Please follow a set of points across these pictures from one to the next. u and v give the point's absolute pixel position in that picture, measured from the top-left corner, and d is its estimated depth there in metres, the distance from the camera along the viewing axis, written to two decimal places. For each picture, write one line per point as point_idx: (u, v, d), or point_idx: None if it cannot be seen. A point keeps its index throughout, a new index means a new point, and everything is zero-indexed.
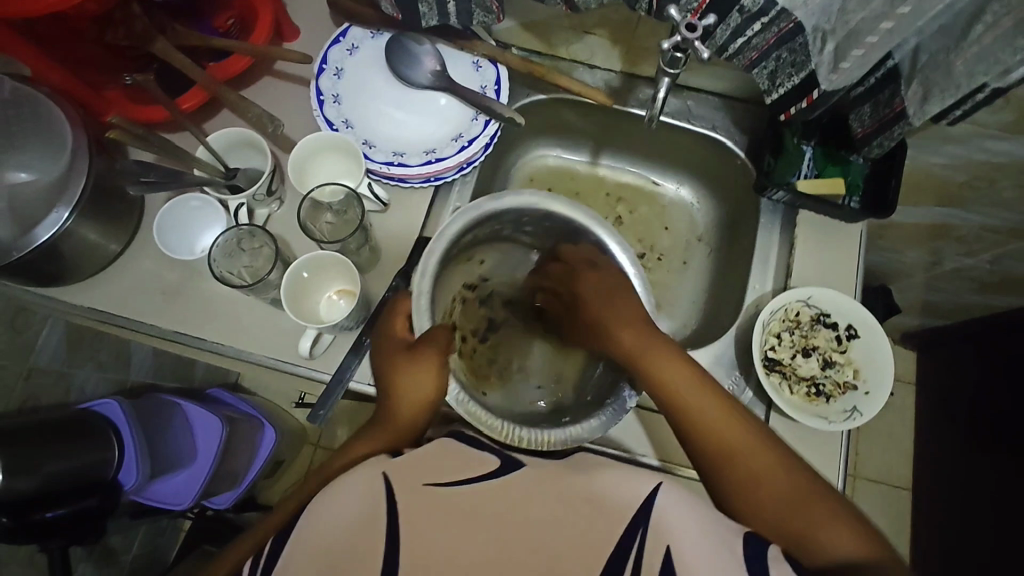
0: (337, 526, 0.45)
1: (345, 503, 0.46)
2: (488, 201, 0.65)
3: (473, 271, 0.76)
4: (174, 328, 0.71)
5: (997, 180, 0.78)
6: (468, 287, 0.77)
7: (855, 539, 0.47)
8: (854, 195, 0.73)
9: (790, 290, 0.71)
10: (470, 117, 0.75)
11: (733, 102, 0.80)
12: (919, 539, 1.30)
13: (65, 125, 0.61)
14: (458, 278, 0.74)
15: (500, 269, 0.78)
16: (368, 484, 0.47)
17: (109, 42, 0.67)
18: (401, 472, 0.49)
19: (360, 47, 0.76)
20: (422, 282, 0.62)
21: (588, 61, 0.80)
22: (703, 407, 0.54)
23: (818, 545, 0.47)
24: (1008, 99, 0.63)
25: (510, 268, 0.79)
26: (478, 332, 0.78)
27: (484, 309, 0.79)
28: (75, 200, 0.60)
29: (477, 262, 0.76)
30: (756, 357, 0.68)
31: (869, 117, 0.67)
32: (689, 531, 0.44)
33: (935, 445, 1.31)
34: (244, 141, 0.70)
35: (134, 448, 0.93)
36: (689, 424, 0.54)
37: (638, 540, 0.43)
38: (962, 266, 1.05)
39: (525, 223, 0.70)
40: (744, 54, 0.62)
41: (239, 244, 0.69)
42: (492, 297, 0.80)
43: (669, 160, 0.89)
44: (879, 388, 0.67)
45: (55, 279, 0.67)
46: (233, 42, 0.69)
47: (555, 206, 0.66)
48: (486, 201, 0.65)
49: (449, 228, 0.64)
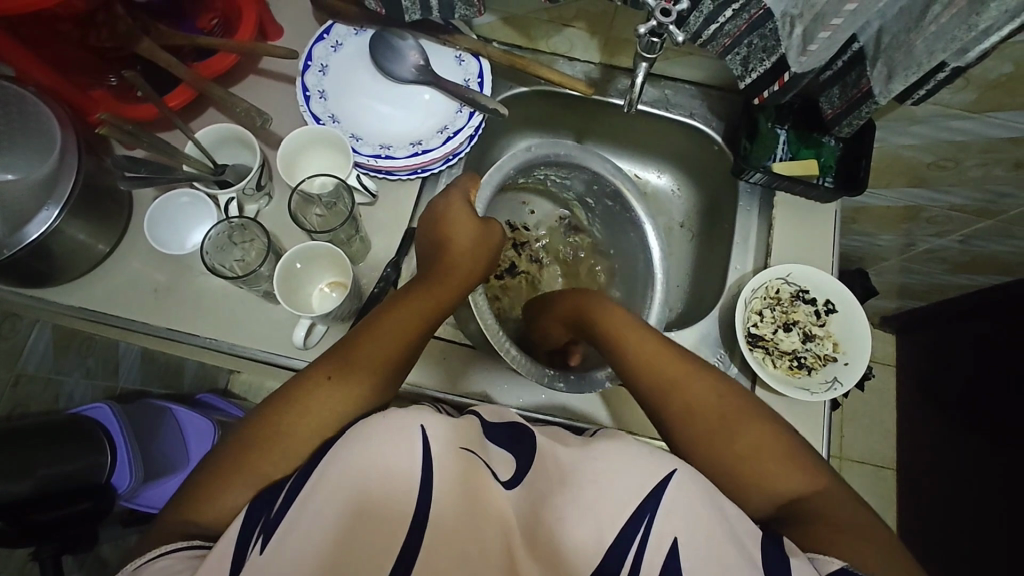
0: (346, 513, 0.42)
1: (370, 461, 0.43)
2: (579, 151, 0.75)
3: (521, 214, 0.89)
4: (167, 324, 0.71)
5: (962, 160, 0.82)
6: (513, 227, 0.89)
7: (804, 476, 0.53)
8: (827, 175, 0.77)
9: (769, 268, 0.74)
10: (455, 109, 0.77)
11: (709, 90, 0.83)
12: (906, 517, 1.32)
13: (55, 124, 0.61)
14: (508, 209, 0.87)
15: (541, 220, 0.90)
16: (400, 439, 0.44)
17: (93, 45, 0.66)
18: (438, 431, 0.45)
19: (344, 43, 0.77)
20: (491, 177, 0.71)
21: (567, 53, 0.82)
22: (662, 366, 0.59)
23: (769, 486, 0.52)
24: (967, 78, 0.66)
25: (551, 224, 0.91)
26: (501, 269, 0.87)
27: (513, 256, 0.88)
28: (66, 196, 0.61)
29: (527, 209, 0.89)
30: (739, 333, 0.70)
31: (839, 98, 0.70)
32: (698, 515, 0.43)
33: (917, 425, 1.34)
34: (232, 137, 0.71)
35: (127, 450, 0.94)
36: (639, 372, 0.60)
37: (646, 527, 0.43)
38: (934, 247, 1.09)
39: (591, 192, 0.82)
40: (718, 41, 0.65)
41: (230, 237, 0.70)
42: (523, 248, 0.89)
43: (649, 149, 0.92)
44: (857, 358, 0.70)
45: (46, 278, 0.67)
46: (219, 40, 0.70)
47: (617, 176, 0.76)
48: (577, 151, 0.75)
49: (535, 149, 0.73)
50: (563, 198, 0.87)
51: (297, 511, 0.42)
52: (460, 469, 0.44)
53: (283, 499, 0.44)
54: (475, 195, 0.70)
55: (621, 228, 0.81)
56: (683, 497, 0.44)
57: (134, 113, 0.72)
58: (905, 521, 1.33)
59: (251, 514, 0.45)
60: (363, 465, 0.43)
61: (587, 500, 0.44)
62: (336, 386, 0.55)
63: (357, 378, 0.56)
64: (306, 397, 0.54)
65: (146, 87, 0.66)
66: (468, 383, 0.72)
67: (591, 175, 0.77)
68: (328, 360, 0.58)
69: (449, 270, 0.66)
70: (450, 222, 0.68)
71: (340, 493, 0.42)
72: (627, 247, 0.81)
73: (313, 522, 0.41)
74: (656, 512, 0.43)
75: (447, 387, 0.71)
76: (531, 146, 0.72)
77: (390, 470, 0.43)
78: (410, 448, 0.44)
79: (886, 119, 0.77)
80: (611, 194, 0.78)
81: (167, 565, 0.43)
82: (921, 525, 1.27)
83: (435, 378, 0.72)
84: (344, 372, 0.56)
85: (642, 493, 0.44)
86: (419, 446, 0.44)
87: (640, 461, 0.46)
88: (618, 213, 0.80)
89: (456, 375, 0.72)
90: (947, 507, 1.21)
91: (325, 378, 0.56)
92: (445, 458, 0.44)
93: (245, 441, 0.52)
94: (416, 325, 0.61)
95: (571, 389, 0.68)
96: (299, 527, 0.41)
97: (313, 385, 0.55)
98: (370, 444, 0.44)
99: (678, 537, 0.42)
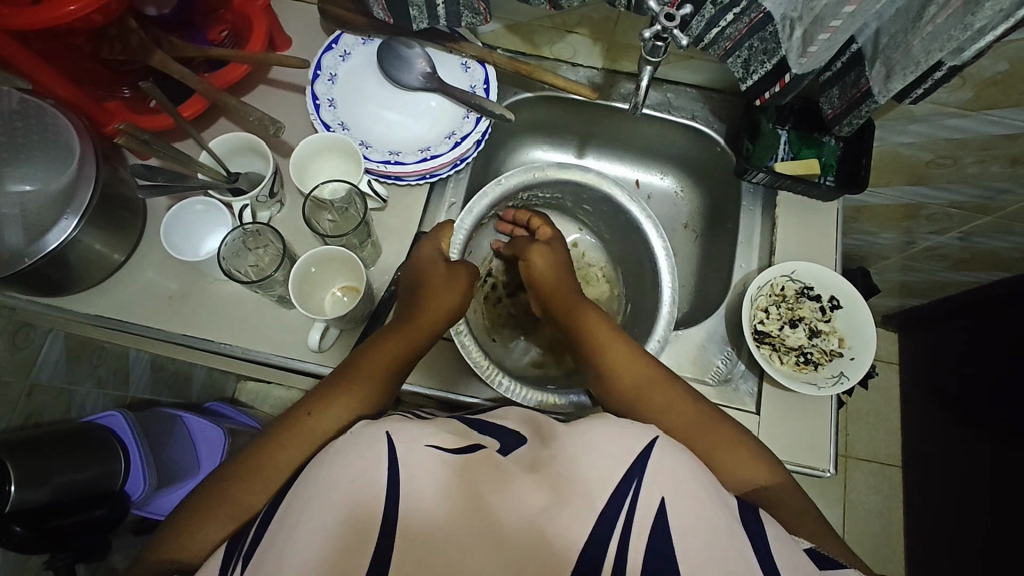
0: (348, 500, 0.43)
1: (340, 464, 0.45)
2: (556, 169, 0.77)
3: None
4: (182, 330, 0.72)
5: (961, 157, 0.83)
6: None
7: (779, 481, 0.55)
8: (828, 174, 0.78)
9: (775, 266, 0.75)
10: (461, 115, 0.79)
11: (710, 92, 0.84)
12: (912, 514, 1.33)
13: (73, 136, 0.63)
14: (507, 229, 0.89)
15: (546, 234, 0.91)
16: (367, 445, 0.46)
17: (105, 57, 0.68)
18: (404, 434, 0.47)
19: (352, 53, 0.79)
20: (462, 221, 0.74)
21: (570, 59, 0.84)
22: (640, 379, 0.60)
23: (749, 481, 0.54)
24: (963, 77, 0.67)
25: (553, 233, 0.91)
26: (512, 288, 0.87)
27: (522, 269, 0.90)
28: (84, 206, 0.62)
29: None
30: (746, 329, 0.71)
31: (838, 98, 0.71)
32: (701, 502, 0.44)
33: (922, 422, 1.35)
34: (245, 146, 0.73)
35: (141, 457, 0.96)
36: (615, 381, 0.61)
37: (633, 495, 0.43)
38: (934, 245, 1.10)
39: (579, 195, 0.83)
40: (720, 44, 0.67)
41: (244, 244, 0.71)
42: None
43: (651, 152, 0.93)
44: (863, 353, 0.71)
45: (63, 287, 0.68)
46: (231, 51, 0.71)
47: (596, 180, 0.78)
48: (554, 169, 0.77)
49: (507, 180, 0.76)
50: (563, 206, 0.88)
51: (299, 510, 0.44)
52: (433, 463, 0.45)
53: (258, 528, 0.46)
54: (447, 243, 0.71)
55: (628, 233, 0.82)
56: (662, 474, 0.45)
57: (149, 123, 0.73)
58: (912, 519, 1.33)
59: (232, 545, 0.47)
60: (329, 468, 0.45)
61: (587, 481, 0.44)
62: (321, 419, 0.55)
63: (332, 408, 0.56)
64: (290, 428, 0.55)
65: (161, 96, 0.68)
66: (474, 387, 0.73)
67: (575, 185, 0.80)
68: (311, 395, 0.58)
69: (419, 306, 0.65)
70: (421, 263, 0.69)
71: (339, 489, 0.43)
72: (631, 249, 0.83)
73: (292, 525, 0.43)
74: (643, 478, 0.44)
75: (454, 389, 0.73)
76: (501, 179, 0.75)
77: (358, 475, 0.44)
78: (376, 450, 0.45)
79: (885, 117, 0.79)
80: (600, 199, 0.81)
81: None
82: (930, 522, 1.27)
83: (445, 381, 0.73)
84: (326, 408, 0.56)
85: (620, 476, 0.44)
86: (384, 449, 0.45)
87: (599, 435, 0.47)
88: (608, 209, 0.82)
89: (461, 377, 0.73)
90: (954, 504, 1.21)
91: (304, 415, 0.56)
92: (410, 454, 0.45)
93: (243, 464, 0.53)
94: (394, 361, 0.62)
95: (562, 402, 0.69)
96: (278, 534, 0.43)
97: (295, 423, 0.55)
98: (346, 454, 0.46)
99: (665, 497, 0.43)
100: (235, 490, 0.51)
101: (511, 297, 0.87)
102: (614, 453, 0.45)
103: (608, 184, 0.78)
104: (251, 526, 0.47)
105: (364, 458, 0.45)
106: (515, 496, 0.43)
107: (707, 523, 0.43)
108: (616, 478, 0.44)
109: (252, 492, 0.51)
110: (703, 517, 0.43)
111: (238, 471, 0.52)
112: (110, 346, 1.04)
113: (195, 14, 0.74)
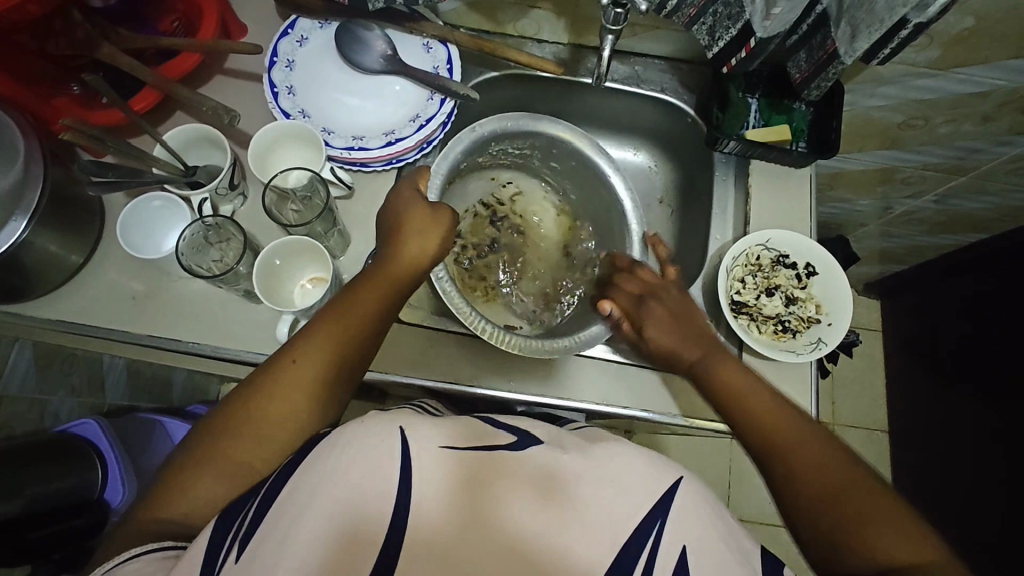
0: (347, 503, 0.41)
1: (345, 458, 0.42)
2: (533, 122, 0.75)
3: (494, 192, 0.88)
4: (148, 331, 0.70)
5: (932, 118, 0.83)
6: (485, 205, 0.87)
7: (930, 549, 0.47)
8: (800, 139, 0.77)
9: (749, 235, 0.74)
10: (425, 97, 0.77)
11: (678, 63, 0.83)
12: (901, 477, 1.34)
13: (17, 134, 0.60)
14: (478, 189, 0.86)
15: (516, 195, 0.89)
16: (379, 436, 0.43)
17: (52, 53, 0.65)
18: (418, 431, 0.44)
19: (310, 38, 0.77)
20: (439, 165, 0.71)
21: (535, 35, 0.82)
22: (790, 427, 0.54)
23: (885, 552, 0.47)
24: (930, 36, 0.66)
25: (528, 196, 0.89)
26: (482, 248, 0.86)
27: (492, 231, 0.87)
28: (33, 206, 0.60)
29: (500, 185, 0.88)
30: (722, 300, 0.71)
31: (806, 62, 0.70)
32: (701, 521, 0.43)
33: (906, 387, 1.36)
34: (203, 137, 0.71)
35: (117, 464, 0.93)
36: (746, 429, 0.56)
37: (658, 533, 0.42)
38: (910, 209, 1.10)
39: (554, 155, 0.81)
40: (683, 11, 0.65)
41: (205, 238, 0.70)
42: (502, 222, 0.88)
43: (623, 128, 0.92)
44: (841, 318, 0.71)
45: (18, 291, 0.66)
46: (180, 40, 0.68)
47: (572, 137, 0.76)
48: (531, 122, 0.75)
49: (481, 127, 0.73)
50: (532, 166, 0.86)
51: (284, 516, 0.41)
52: (441, 466, 0.42)
53: (255, 509, 0.43)
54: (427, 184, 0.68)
55: (591, 184, 0.81)
56: (689, 514, 0.44)
57: (100, 118, 0.70)
58: (900, 482, 1.34)
59: (228, 515, 0.44)
60: (338, 458, 0.42)
61: (595, 499, 0.42)
62: (301, 371, 0.54)
63: (306, 364, 0.54)
64: (275, 380, 0.53)
65: (109, 91, 0.65)
66: (450, 371, 0.71)
67: (547, 139, 0.78)
68: (295, 343, 0.55)
69: (394, 256, 0.60)
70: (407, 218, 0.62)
71: (341, 495, 0.41)
72: (600, 203, 0.82)
73: (293, 519, 0.40)
74: (667, 519, 0.43)
75: (437, 377, 0.71)
76: (478, 124, 0.73)
77: (370, 473, 0.41)
78: (390, 448, 0.42)
79: (855, 81, 0.78)
80: (572, 154, 0.79)
81: (135, 569, 0.42)
82: (918, 485, 1.28)
83: (421, 365, 0.71)
84: (297, 363, 0.54)
85: (643, 508, 0.43)
86: (398, 447, 0.42)
87: (623, 463, 0.45)
88: (583, 171, 0.80)
89: (444, 363, 0.71)
90: (941, 467, 1.23)
91: (290, 362, 0.54)
92: (425, 456, 0.42)
93: (220, 447, 0.50)
94: (373, 311, 0.58)
95: (557, 346, 0.67)
96: (268, 538, 0.40)
97: (278, 369, 0.54)
98: (348, 453, 0.42)
99: (688, 545, 0.42)
100: (212, 472, 0.49)
101: (481, 259, 0.86)
102: (639, 483, 0.44)
103: (591, 143, 0.76)
104: (252, 498, 0.45)
105: (372, 457, 0.42)
106: (520, 508, 0.41)
107: (720, 546, 0.43)
108: (632, 508, 0.43)
109: (207, 491, 0.48)
110: (708, 532, 0.43)
111: (222, 440, 0.51)
112: (82, 354, 1.01)
113: (144, 3, 0.72)
